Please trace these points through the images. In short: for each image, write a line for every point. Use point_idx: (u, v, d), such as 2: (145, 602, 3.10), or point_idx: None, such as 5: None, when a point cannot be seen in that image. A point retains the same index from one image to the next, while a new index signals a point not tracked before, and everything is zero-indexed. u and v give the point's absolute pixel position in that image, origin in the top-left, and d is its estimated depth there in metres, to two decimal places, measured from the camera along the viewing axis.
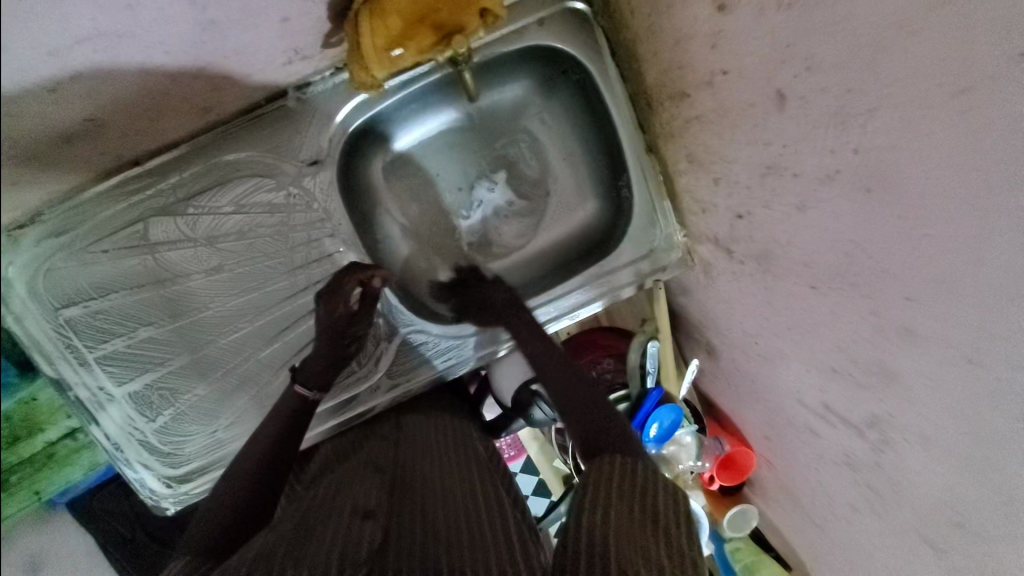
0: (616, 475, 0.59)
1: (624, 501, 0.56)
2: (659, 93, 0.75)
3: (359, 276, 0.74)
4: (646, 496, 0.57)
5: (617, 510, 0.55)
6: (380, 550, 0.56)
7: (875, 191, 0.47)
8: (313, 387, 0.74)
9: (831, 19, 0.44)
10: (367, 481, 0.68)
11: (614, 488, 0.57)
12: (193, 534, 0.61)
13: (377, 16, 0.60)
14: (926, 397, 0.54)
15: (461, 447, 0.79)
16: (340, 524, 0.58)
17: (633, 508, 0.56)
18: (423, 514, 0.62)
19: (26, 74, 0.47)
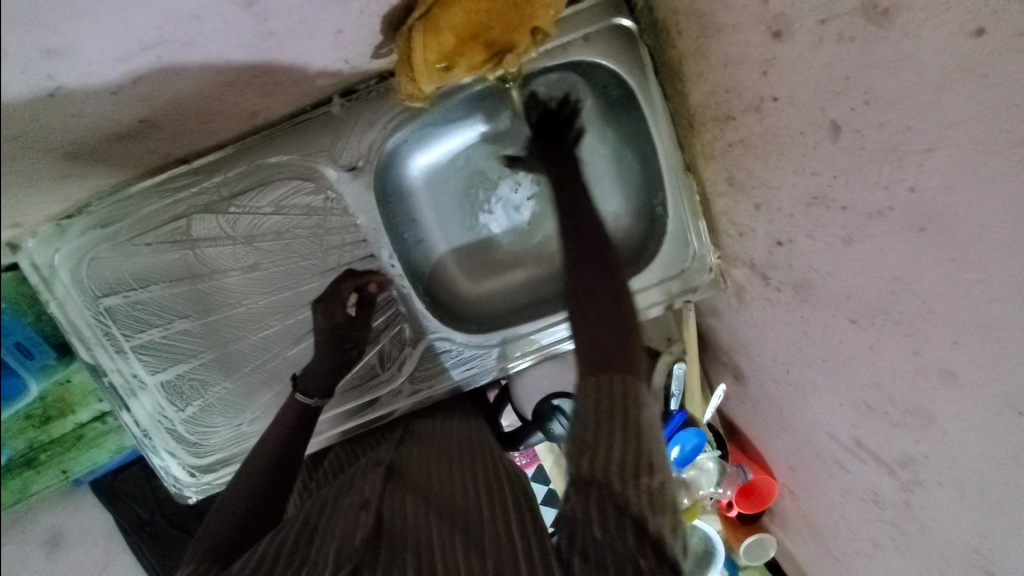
0: (604, 408, 0.54)
1: (610, 448, 0.51)
2: (701, 114, 0.75)
3: (354, 282, 0.78)
4: (630, 424, 0.53)
5: (601, 449, 0.51)
6: (376, 533, 0.54)
7: (928, 232, 0.46)
8: (313, 395, 0.75)
9: (892, 56, 0.43)
10: (366, 472, 0.67)
11: (601, 413, 0.53)
12: (204, 539, 0.61)
13: (431, 32, 0.59)
14: (965, 445, 0.52)
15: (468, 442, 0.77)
16: (341, 520, 0.57)
17: (623, 447, 0.51)
18: (422, 496, 0.60)
19: (82, 75, 0.48)
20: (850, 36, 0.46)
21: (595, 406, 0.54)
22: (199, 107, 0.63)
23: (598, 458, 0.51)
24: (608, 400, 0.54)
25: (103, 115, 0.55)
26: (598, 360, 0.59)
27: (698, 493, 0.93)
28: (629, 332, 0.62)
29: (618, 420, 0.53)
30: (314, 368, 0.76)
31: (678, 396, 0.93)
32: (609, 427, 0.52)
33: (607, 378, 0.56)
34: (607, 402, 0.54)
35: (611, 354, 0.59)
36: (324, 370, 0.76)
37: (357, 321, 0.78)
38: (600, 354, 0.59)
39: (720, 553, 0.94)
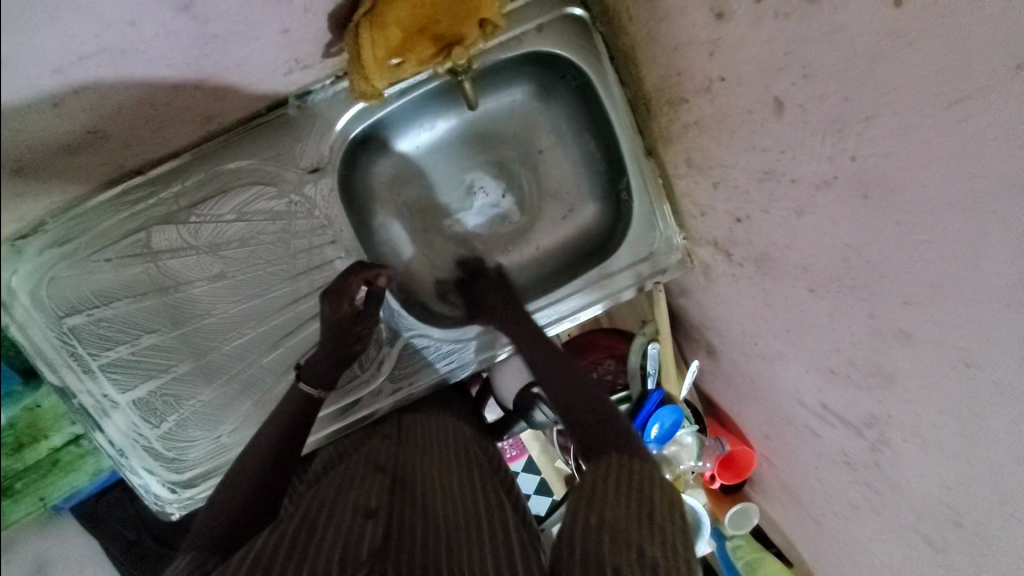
0: (605, 487, 0.59)
1: (614, 511, 0.57)
2: (656, 98, 0.76)
3: (365, 275, 0.75)
4: (637, 491, 0.59)
5: (608, 516, 0.56)
6: (381, 545, 0.56)
7: (873, 198, 0.48)
8: (317, 386, 0.76)
9: (828, 29, 0.44)
10: (367, 480, 0.68)
11: (610, 486, 0.59)
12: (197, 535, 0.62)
13: (377, 28, 0.60)
14: (923, 399, 0.55)
15: (461, 442, 0.79)
16: (343, 524, 0.58)
17: (631, 515, 0.56)
18: (423, 513, 0.63)
19: (27, 87, 0.46)
20: (788, 12, 0.47)
21: (587, 492, 0.59)
22: (151, 116, 0.62)
23: (599, 520, 0.56)
24: (603, 484, 0.60)
25: (49, 127, 0.53)
26: (585, 443, 0.67)
27: (680, 469, 0.95)
28: (580, 388, 0.73)
29: (621, 496, 0.58)
30: (319, 360, 0.76)
31: (655, 374, 0.94)
32: (615, 495, 0.58)
33: (610, 455, 0.63)
34: (613, 478, 0.60)
35: (592, 407, 0.70)
36: (324, 362, 0.76)
37: (366, 314, 0.76)
38: (590, 436, 0.67)
39: (704, 525, 0.97)
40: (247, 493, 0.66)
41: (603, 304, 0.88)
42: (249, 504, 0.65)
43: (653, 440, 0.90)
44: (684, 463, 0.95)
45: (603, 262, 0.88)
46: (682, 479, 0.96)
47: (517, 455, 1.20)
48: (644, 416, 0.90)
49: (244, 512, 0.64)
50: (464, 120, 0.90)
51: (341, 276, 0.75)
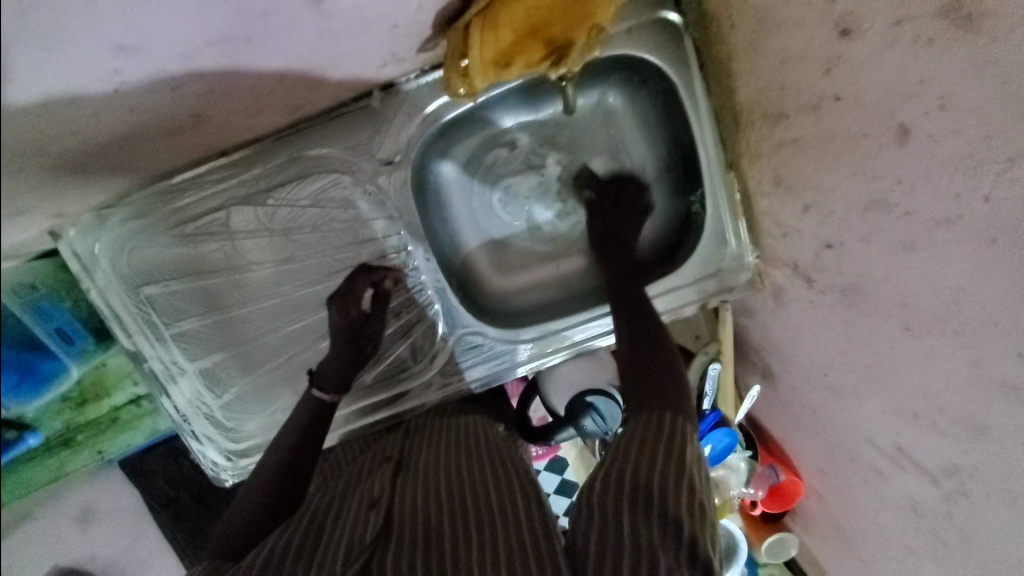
0: (643, 438, 0.60)
1: (638, 471, 0.57)
2: (749, 112, 0.73)
3: (371, 278, 0.79)
4: (671, 454, 0.59)
5: (641, 476, 0.56)
6: (385, 529, 0.58)
7: (1001, 243, 0.45)
8: (330, 390, 0.73)
9: (979, 61, 0.41)
10: (374, 474, 0.71)
11: (650, 443, 0.60)
12: (220, 535, 0.62)
13: (490, 30, 0.58)
14: (1022, 458, 0.52)
15: (465, 427, 0.81)
16: (351, 515, 0.61)
17: (657, 465, 0.57)
18: (426, 491, 0.64)
19: (152, 72, 0.47)
20: (930, 37, 0.44)
21: (630, 445, 0.60)
22: (248, 102, 0.63)
23: (629, 482, 0.56)
24: (639, 438, 0.60)
25: (161, 108, 0.54)
26: (637, 387, 0.67)
27: (728, 494, 0.94)
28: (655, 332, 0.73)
29: (656, 454, 0.58)
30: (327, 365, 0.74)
31: (712, 395, 0.91)
32: (645, 460, 0.58)
33: (657, 411, 0.63)
34: (654, 432, 0.61)
35: (657, 369, 0.68)
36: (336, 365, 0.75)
37: (373, 319, 0.78)
38: (643, 388, 0.66)
39: (742, 550, 0.97)
40: (263, 490, 0.65)
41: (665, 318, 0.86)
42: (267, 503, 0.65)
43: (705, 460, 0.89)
44: (733, 489, 0.93)
45: (668, 274, 0.86)
46: (728, 505, 0.95)
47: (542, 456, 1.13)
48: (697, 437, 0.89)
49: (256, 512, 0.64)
50: (539, 119, 0.88)
51: (347, 280, 0.79)
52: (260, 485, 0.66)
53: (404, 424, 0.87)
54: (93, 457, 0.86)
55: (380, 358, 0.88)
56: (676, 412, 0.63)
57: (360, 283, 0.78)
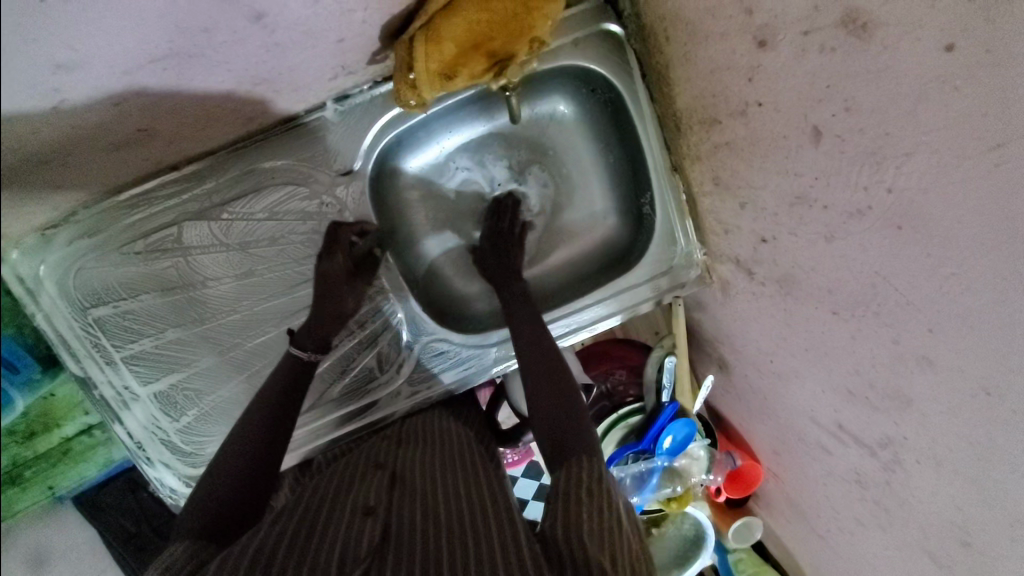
0: (575, 488, 0.61)
1: (588, 516, 0.57)
2: (687, 117, 0.78)
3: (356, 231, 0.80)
4: (603, 502, 0.59)
5: (585, 522, 0.57)
6: (382, 542, 0.57)
7: (905, 229, 0.50)
8: (308, 348, 0.76)
9: (873, 67, 0.46)
10: (367, 480, 0.71)
11: (583, 493, 0.60)
12: (194, 515, 0.60)
13: (432, 42, 0.60)
14: (940, 423, 0.57)
15: (456, 439, 0.81)
16: (343, 524, 0.60)
17: (603, 513, 0.58)
18: (427, 506, 0.64)
19: (94, 88, 0.48)
20: (833, 47, 0.49)
21: (565, 497, 0.60)
22: (196, 115, 0.63)
23: (579, 523, 0.57)
24: (578, 485, 0.61)
25: (103, 123, 0.54)
26: (558, 442, 0.68)
27: (691, 481, 0.97)
28: (571, 400, 0.73)
29: (591, 501, 0.59)
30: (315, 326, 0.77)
31: (670, 387, 0.96)
32: (587, 506, 0.58)
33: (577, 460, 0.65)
34: (586, 480, 0.62)
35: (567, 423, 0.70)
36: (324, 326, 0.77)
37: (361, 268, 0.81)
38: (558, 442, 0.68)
39: (709, 536, 1.01)
40: (234, 495, 0.63)
41: (622, 316, 0.90)
42: (244, 496, 0.64)
43: (666, 451, 0.93)
44: (695, 476, 0.97)
45: (623, 273, 0.90)
46: (691, 491, 0.97)
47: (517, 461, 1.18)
48: (658, 429, 0.93)
49: (228, 509, 0.62)
50: (493, 127, 0.91)
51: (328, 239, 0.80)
52: (228, 493, 0.63)
53: (387, 429, 0.86)
54: (45, 492, 0.84)
55: (346, 370, 0.88)
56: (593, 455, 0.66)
57: (340, 233, 0.79)
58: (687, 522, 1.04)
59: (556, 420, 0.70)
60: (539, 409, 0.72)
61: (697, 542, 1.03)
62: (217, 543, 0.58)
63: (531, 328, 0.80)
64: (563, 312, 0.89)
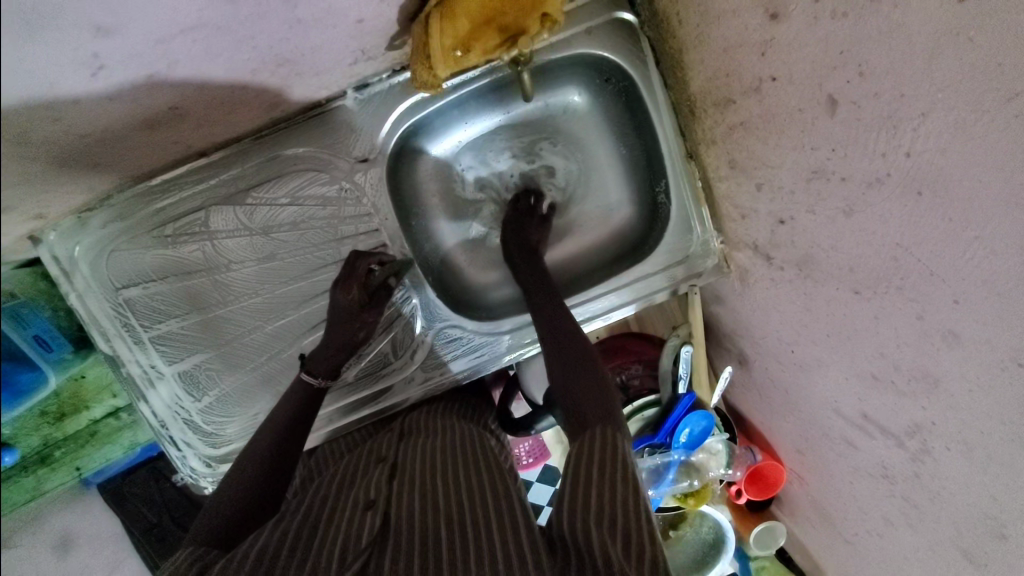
0: (587, 464, 0.60)
1: (599, 493, 0.56)
2: (702, 101, 0.78)
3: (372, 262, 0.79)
4: (616, 476, 0.58)
5: (593, 502, 0.56)
6: (381, 534, 0.59)
7: (926, 194, 0.49)
8: (318, 374, 0.77)
9: (885, 27, 0.46)
10: (369, 474, 0.72)
11: (594, 468, 0.59)
12: (201, 525, 0.63)
13: (446, 17, 0.62)
14: (969, 403, 0.54)
15: (456, 425, 0.82)
16: (344, 519, 0.62)
17: (615, 488, 0.57)
18: (427, 494, 0.64)
19: (129, 56, 0.50)
20: (845, 11, 0.49)
21: (574, 475, 0.59)
22: (223, 95, 0.66)
23: (587, 504, 0.56)
24: (590, 462, 0.60)
25: (139, 99, 0.57)
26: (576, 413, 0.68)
27: (709, 476, 0.94)
28: (590, 369, 0.72)
29: (602, 476, 0.58)
30: (325, 355, 0.77)
31: (687, 379, 0.93)
32: (598, 482, 0.57)
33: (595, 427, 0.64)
34: (598, 456, 0.61)
35: (591, 393, 0.69)
36: (336, 354, 0.78)
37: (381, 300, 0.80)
38: (582, 414, 0.67)
39: (729, 540, 0.98)
40: (245, 494, 0.66)
41: (637, 305, 0.90)
42: (251, 492, 0.67)
43: (682, 445, 0.91)
44: (714, 471, 0.94)
45: (638, 261, 0.90)
46: (709, 487, 0.94)
47: (531, 464, 1.17)
48: (674, 422, 0.91)
49: (241, 505, 0.65)
50: (508, 119, 0.92)
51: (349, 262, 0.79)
52: (238, 491, 0.66)
53: (393, 421, 0.88)
54: (72, 473, 0.85)
55: (362, 354, 0.89)
56: (617, 428, 0.64)
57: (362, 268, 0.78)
58: (707, 525, 1.01)
59: (575, 389, 0.70)
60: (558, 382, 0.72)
61: (715, 546, 1.00)
62: (224, 543, 0.61)
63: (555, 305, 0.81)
64: (575, 301, 0.89)
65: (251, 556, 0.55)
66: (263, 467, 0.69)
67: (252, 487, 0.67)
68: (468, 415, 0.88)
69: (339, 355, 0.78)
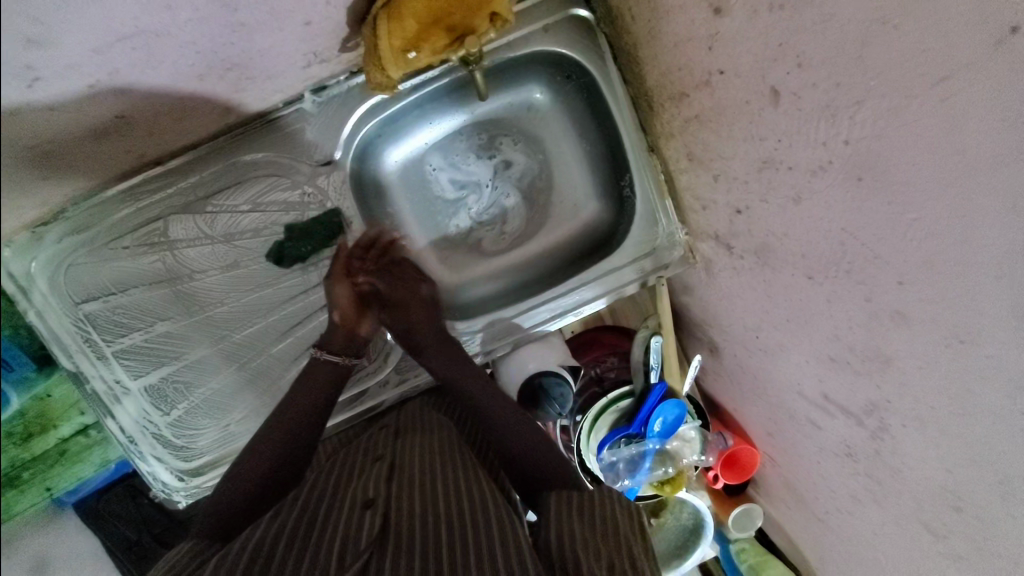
0: (569, 514, 0.62)
1: (584, 537, 0.58)
2: (658, 94, 0.79)
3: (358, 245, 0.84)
4: (598, 520, 0.61)
5: (583, 537, 0.58)
6: (382, 533, 0.58)
7: (866, 179, 0.50)
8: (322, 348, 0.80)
9: (818, 17, 0.48)
10: (367, 473, 0.71)
11: (577, 517, 0.61)
12: (201, 526, 0.62)
13: (394, 19, 0.62)
14: (917, 380, 0.56)
15: (451, 426, 0.82)
16: (342, 518, 0.61)
17: (601, 533, 0.59)
18: (423, 497, 0.64)
19: (65, 66, 0.49)
20: (781, 4, 0.51)
21: (559, 525, 0.60)
22: (172, 102, 0.65)
23: (577, 539, 0.58)
24: (571, 512, 0.62)
25: (82, 109, 0.56)
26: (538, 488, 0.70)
27: (683, 463, 0.96)
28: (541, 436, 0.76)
29: (586, 525, 0.60)
30: (331, 335, 0.81)
31: (658, 368, 0.94)
32: (582, 527, 0.59)
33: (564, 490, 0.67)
34: (577, 506, 0.63)
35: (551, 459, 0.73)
36: (340, 331, 0.80)
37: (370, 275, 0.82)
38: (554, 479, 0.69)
39: (709, 525, 1.00)
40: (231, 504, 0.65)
41: (607, 299, 0.90)
42: (247, 503, 0.67)
43: (657, 434, 0.92)
44: (688, 458, 0.96)
45: (605, 256, 0.91)
46: (685, 474, 0.97)
47: None
48: (647, 412, 0.92)
49: (229, 514, 0.65)
50: (471, 118, 0.93)
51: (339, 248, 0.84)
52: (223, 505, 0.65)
53: (386, 419, 0.87)
54: (43, 494, 0.81)
55: None
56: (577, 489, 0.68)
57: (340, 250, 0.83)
58: (686, 511, 1.02)
59: (535, 457, 0.73)
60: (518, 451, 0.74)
61: (695, 531, 1.02)
62: (219, 540, 0.60)
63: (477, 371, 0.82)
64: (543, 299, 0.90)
65: (247, 553, 0.54)
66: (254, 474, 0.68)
67: (247, 498, 0.67)
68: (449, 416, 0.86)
69: (344, 331, 0.80)
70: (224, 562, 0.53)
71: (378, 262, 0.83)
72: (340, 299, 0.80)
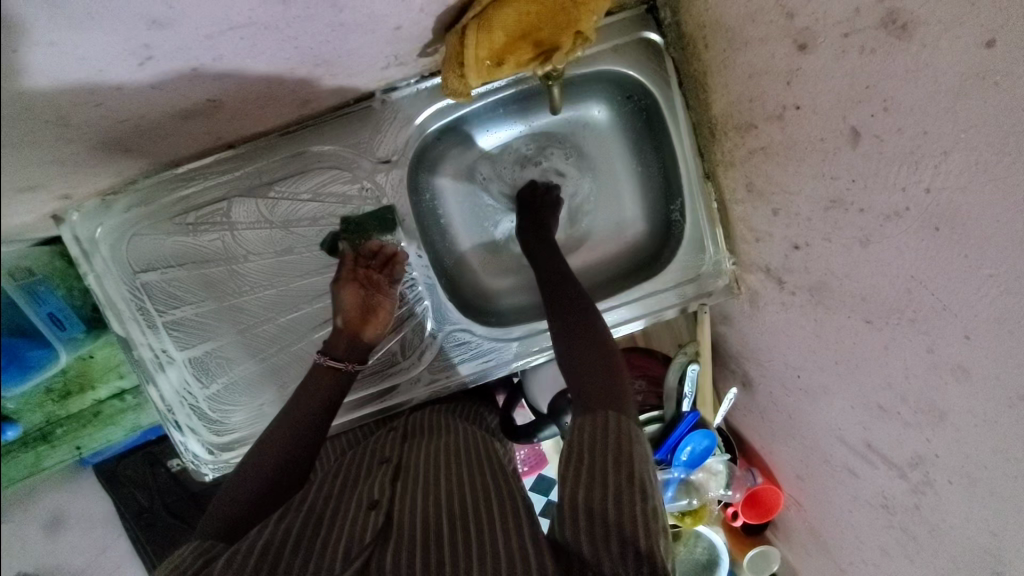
0: (581, 456, 0.59)
1: (586, 493, 0.56)
2: (723, 124, 0.79)
3: (371, 245, 0.83)
4: (607, 464, 0.58)
5: (584, 492, 0.56)
6: (384, 531, 0.59)
7: (943, 230, 0.50)
8: (329, 353, 0.77)
9: (913, 65, 0.47)
10: (372, 475, 0.72)
11: (587, 459, 0.59)
12: (214, 517, 0.63)
13: (483, 30, 0.63)
14: (974, 440, 0.54)
15: (456, 427, 0.83)
16: (348, 518, 0.61)
17: (604, 481, 0.56)
18: (428, 493, 0.65)
19: (176, 48, 0.51)
20: (873, 47, 0.51)
21: (565, 470, 0.59)
22: (258, 90, 0.67)
23: (577, 494, 0.56)
24: (582, 453, 0.60)
25: (178, 89, 0.58)
26: (587, 398, 0.67)
27: (708, 496, 0.94)
28: (608, 355, 0.72)
29: (592, 470, 0.58)
30: (333, 337, 0.79)
31: (691, 396, 0.93)
32: (591, 472, 0.57)
33: (601, 414, 0.64)
34: (590, 446, 0.60)
35: (599, 375, 0.69)
36: (343, 334, 0.78)
37: (374, 280, 0.81)
38: (587, 399, 0.67)
39: (723, 562, 0.97)
40: (250, 492, 0.66)
41: (645, 321, 0.91)
42: (260, 493, 0.66)
43: (684, 462, 0.91)
44: (713, 492, 0.94)
45: (648, 278, 0.91)
46: (708, 507, 0.95)
47: (528, 473, 1.19)
48: (676, 440, 0.90)
49: (243, 506, 0.64)
50: (530, 129, 0.94)
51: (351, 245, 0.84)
52: (244, 487, 0.66)
53: (396, 420, 0.88)
54: (72, 452, 0.85)
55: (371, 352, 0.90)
56: (621, 414, 0.64)
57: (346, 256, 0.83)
58: (701, 546, 1.00)
59: (585, 372, 0.70)
60: (572, 366, 0.72)
61: (709, 566, 0.99)
62: (228, 539, 0.60)
63: (555, 280, 0.83)
64: None
65: (253, 555, 0.55)
66: (278, 465, 0.68)
67: (262, 487, 0.66)
68: (461, 420, 0.86)
69: (348, 334, 0.78)
70: (232, 564, 0.54)
71: (383, 269, 0.83)
72: (344, 302, 0.79)
